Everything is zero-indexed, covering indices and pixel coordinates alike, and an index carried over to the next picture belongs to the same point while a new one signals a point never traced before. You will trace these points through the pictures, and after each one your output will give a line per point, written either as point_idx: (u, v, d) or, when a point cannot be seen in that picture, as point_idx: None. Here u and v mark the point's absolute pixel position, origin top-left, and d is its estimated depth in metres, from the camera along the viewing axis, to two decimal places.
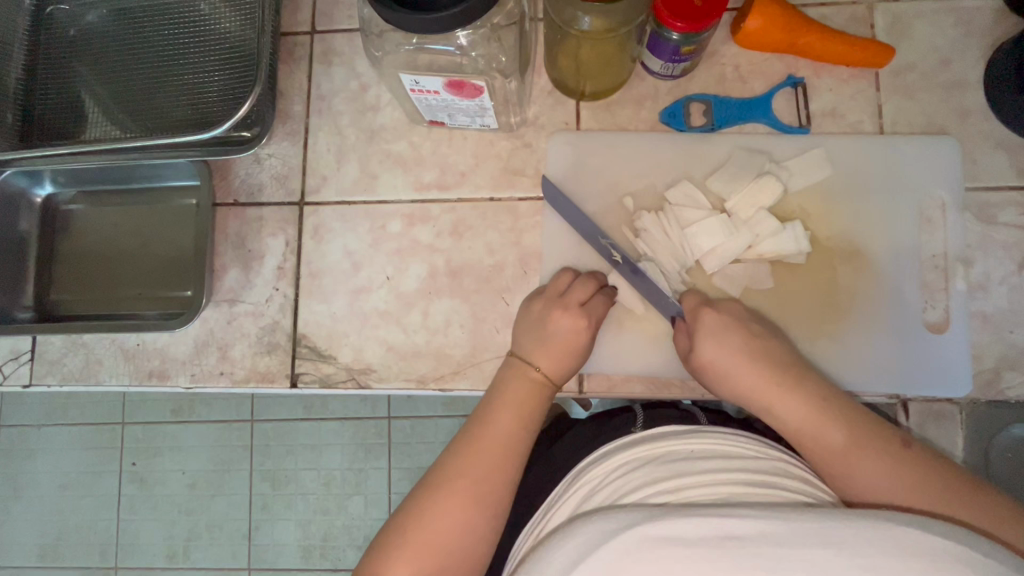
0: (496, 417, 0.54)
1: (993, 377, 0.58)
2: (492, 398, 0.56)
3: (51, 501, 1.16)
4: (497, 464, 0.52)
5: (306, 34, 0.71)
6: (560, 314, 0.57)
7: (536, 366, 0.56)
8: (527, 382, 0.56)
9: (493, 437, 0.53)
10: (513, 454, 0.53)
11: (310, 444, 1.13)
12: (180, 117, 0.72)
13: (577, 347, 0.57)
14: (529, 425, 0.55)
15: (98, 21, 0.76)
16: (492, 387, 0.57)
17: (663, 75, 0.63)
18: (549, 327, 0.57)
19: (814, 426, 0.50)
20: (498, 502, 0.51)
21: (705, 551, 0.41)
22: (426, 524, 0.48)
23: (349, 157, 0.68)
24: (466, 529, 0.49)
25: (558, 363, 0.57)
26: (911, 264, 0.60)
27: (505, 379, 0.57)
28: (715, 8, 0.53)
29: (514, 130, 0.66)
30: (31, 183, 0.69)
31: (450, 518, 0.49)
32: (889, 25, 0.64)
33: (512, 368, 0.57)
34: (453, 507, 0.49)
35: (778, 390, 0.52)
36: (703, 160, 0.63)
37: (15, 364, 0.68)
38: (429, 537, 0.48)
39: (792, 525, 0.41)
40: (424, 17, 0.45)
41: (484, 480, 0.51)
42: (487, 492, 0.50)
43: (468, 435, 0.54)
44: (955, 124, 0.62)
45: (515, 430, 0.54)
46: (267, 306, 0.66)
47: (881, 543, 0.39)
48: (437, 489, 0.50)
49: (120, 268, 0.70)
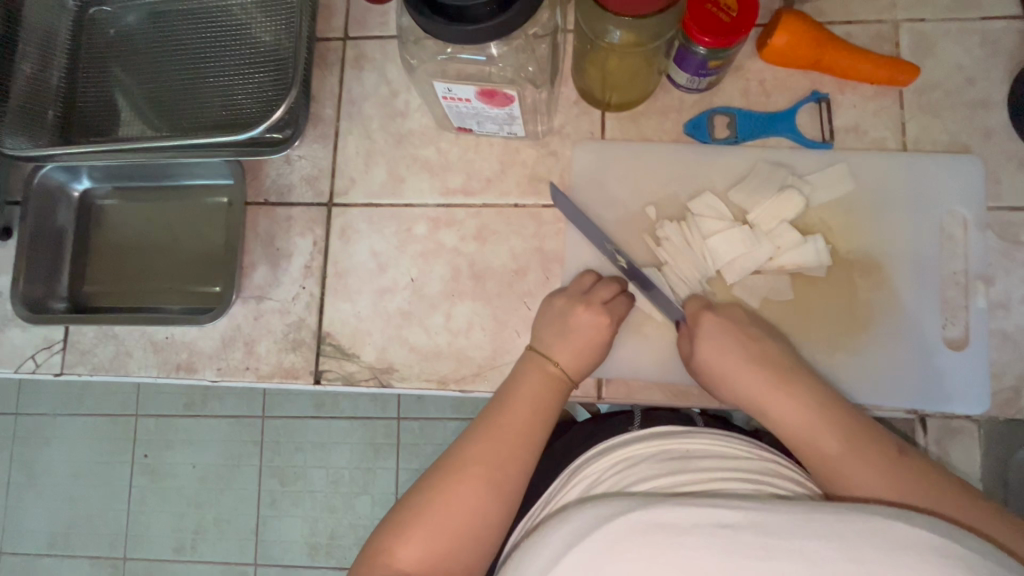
0: (514, 408, 0.55)
1: (1013, 396, 0.59)
2: (511, 389, 0.56)
3: (64, 490, 1.18)
4: (510, 454, 0.52)
5: (339, 40, 0.73)
6: (582, 311, 0.58)
7: (555, 361, 0.57)
8: (546, 377, 0.57)
9: (508, 427, 0.54)
10: (527, 445, 0.53)
11: (320, 441, 1.14)
12: (212, 118, 0.74)
13: (597, 344, 0.58)
14: (547, 419, 0.55)
15: (138, 23, 0.78)
16: (508, 380, 0.58)
17: (688, 88, 0.65)
18: (571, 322, 0.58)
19: (807, 428, 0.49)
20: (508, 491, 0.51)
21: (698, 538, 0.42)
22: (434, 509, 0.49)
23: (377, 160, 0.70)
24: (474, 517, 0.49)
25: (577, 360, 0.58)
26: (930, 278, 0.60)
27: (522, 372, 0.57)
28: (742, 25, 0.55)
29: (540, 138, 0.68)
30: (70, 178, 0.72)
31: (458, 505, 0.49)
32: (914, 44, 0.65)
33: (528, 361, 0.58)
34: (462, 494, 0.50)
35: (768, 400, 0.52)
36: (726, 172, 0.64)
37: (48, 353, 0.70)
38: (437, 523, 0.49)
39: (783, 517, 0.42)
40: (460, 28, 0.47)
41: (495, 467, 0.51)
42: (498, 480, 0.51)
43: (482, 424, 0.54)
44: (979, 143, 0.63)
45: (531, 422, 0.54)
46: (294, 304, 0.68)
47: (876, 539, 0.39)
48: (446, 476, 0.51)
49: (152, 262, 0.72)
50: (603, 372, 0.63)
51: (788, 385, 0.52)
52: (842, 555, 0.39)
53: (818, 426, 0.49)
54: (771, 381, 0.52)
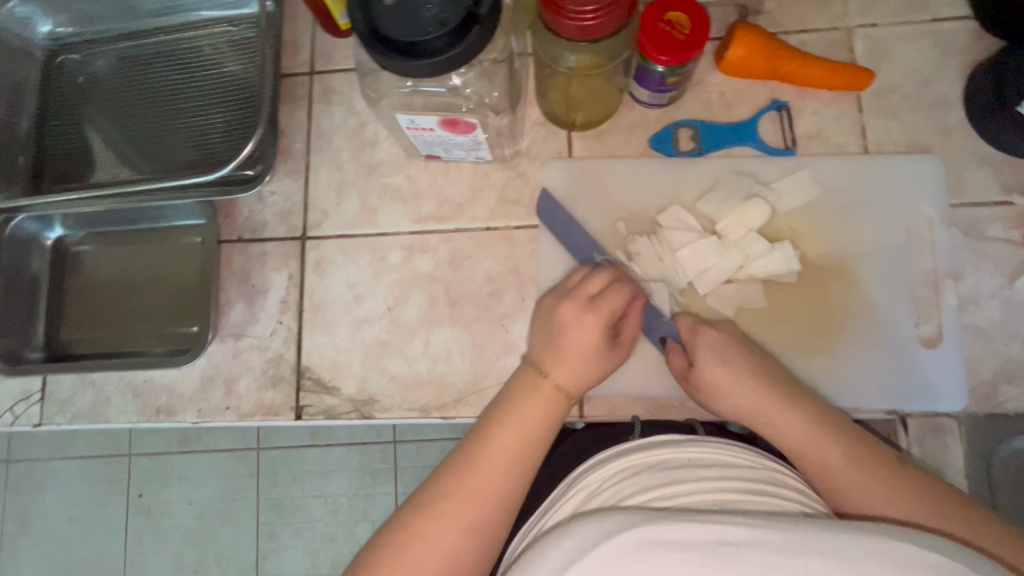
0: (501, 432, 0.53)
1: (991, 391, 0.59)
2: (501, 411, 0.54)
3: (59, 536, 1.16)
4: (494, 481, 0.50)
5: (306, 75, 0.74)
6: (571, 312, 0.56)
7: (550, 369, 0.55)
8: (538, 397, 0.54)
9: (495, 452, 0.52)
10: (520, 460, 0.52)
11: (317, 471, 1.13)
12: (183, 157, 0.75)
13: (591, 347, 0.56)
14: (541, 429, 0.53)
15: (107, 68, 0.79)
16: (501, 398, 0.56)
17: (651, 104, 0.66)
18: (561, 326, 0.56)
19: (807, 444, 0.50)
20: (490, 521, 0.50)
21: (702, 559, 0.42)
22: (413, 543, 0.48)
23: (349, 192, 0.70)
24: (455, 548, 0.48)
25: (575, 374, 0.55)
26: (902, 277, 0.61)
27: (516, 382, 0.56)
28: (696, 42, 0.55)
29: (509, 161, 0.68)
30: (42, 227, 0.72)
31: (450, 524, 0.49)
32: (868, 49, 0.66)
33: (524, 378, 0.56)
34: (442, 527, 0.48)
35: (778, 405, 0.52)
36: (694, 184, 0.65)
37: (26, 404, 0.69)
38: (417, 559, 0.47)
39: (788, 534, 0.42)
40: (393, 59, 0.47)
41: (477, 496, 0.50)
42: (479, 511, 0.49)
43: (467, 451, 0.52)
44: (938, 142, 0.64)
45: (519, 447, 0.52)
46: (272, 339, 0.68)
47: (880, 556, 0.39)
48: (439, 493, 0.50)
49: (128, 306, 0.71)
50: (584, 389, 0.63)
51: (797, 400, 0.52)
52: (848, 573, 0.39)
53: (819, 434, 0.50)
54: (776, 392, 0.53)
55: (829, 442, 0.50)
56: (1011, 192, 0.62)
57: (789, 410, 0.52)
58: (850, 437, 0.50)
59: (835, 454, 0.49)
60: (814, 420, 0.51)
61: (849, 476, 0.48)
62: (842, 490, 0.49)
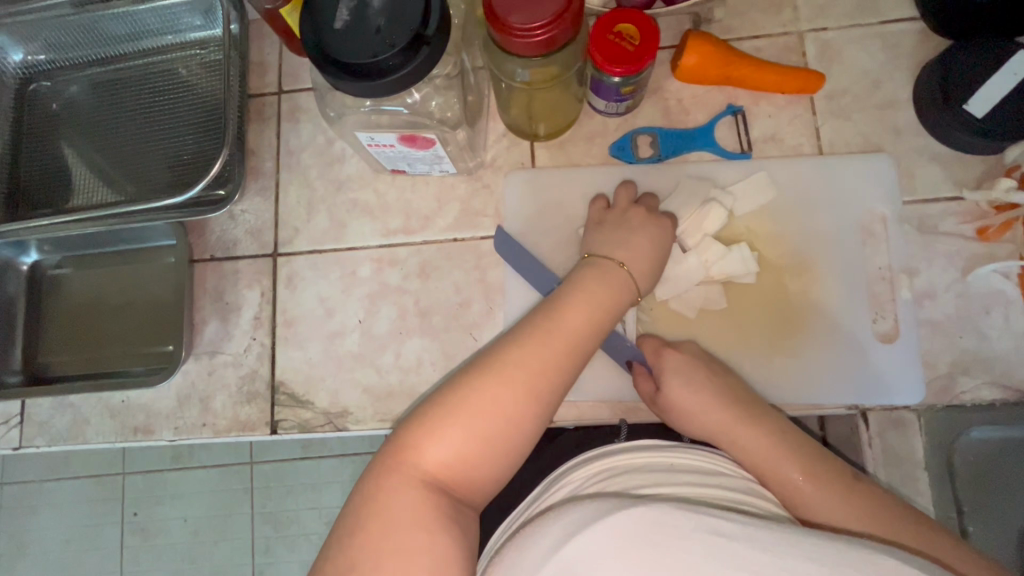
0: (572, 308, 0.51)
1: (948, 382, 0.60)
2: (572, 288, 0.53)
3: (55, 557, 1.17)
4: (558, 359, 0.48)
5: (274, 95, 0.75)
6: (641, 217, 0.59)
7: (622, 263, 0.56)
8: (609, 279, 0.54)
9: (564, 328, 0.50)
10: (579, 353, 0.50)
11: (310, 483, 1.14)
12: (157, 179, 0.76)
13: (660, 249, 0.58)
14: (603, 322, 0.52)
15: (80, 94, 0.80)
16: (568, 283, 0.54)
17: (609, 113, 0.67)
18: (633, 229, 0.58)
19: (770, 459, 0.51)
20: (549, 400, 0.48)
21: (699, 546, 0.41)
22: (466, 398, 0.46)
23: (319, 208, 0.72)
24: (508, 421, 0.46)
25: (641, 265, 0.57)
26: (857, 276, 0.62)
27: (585, 274, 0.55)
28: (646, 52, 0.57)
29: (473, 173, 0.70)
30: (17, 252, 0.73)
31: (492, 405, 0.45)
32: (819, 52, 0.68)
33: (603, 265, 0.55)
34: (502, 390, 0.46)
35: (739, 425, 0.53)
36: (654, 190, 0.66)
37: (6, 428, 0.70)
38: (468, 414, 0.45)
39: (775, 533, 0.41)
40: (331, 77, 0.49)
41: (541, 371, 0.47)
42: (537, 389, 0.47)
43: (534, 322, 0.50)
44: (890, 141, 0.65)
45: (586, 329, 0.51)
46: (246, 355, 0.69)
47: (861, 564, 0.39)
48: (484, 372, 0.47)
49: (105, 327, 0.73)
50: None
51: (757, 421, 0.53)
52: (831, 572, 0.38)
53: (779, 453, 0.51)
54: (735, 414, 0.54)
55: (787, 462, 0.50)
56: (962, 187, 0.63)
57: (751, 431, 0.52)
58: (809, 456, 0.50)
59: (797, 472, 0.49)
60: (776, 441, 0.51)
61: (813, 496, 0.48)
62: (806, 503, 0.48)
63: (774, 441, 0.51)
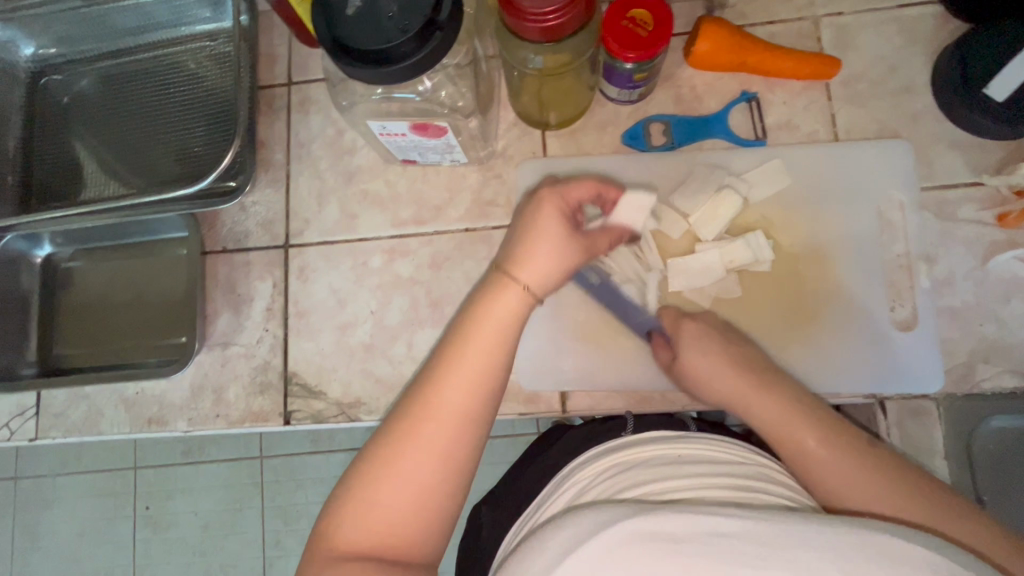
0: (460, 344, 0.45)
1: (967, 371, 0.59)
2: (458, 325, 0.47)
3: (68, 550, 1.18)
4: (462, 405, 0.43)
5: (283, 86, 0.75)
6: (539, 212, 0.50)
7: (509, 275, 0.47)
8: (503, 297, 0.47)
9: (458, 372, 0.44)
10: (477, 385, 0.44)
11: (319, 477, 1.14)
12: (168, 172, 0.76)
13: (562, 249, 0.49)
14: (506, 344, 0.46)
15: (90, 88, 0.80)
16: (462, 313, 0.48)
17: (622, 101, 0.66)
18: (529, 230, 0.49)
19: (785, 426, 0.49)
20: (457, 439, 0.43)
21: (697, 546, 0.40)
22: (376, 472, 0.42)
23: (330, 199, 0.71)
24: (424, 484, 0.42)
25: (541, 273, 0.48)
26: (872, 263, 0.61)
27: (474, 299, 0.48)
28: (659, 37, 0.56)
29: (484, 163, 0.69)
30: (30, 245, 0.73)
31: (397, 468, 0.42)
32: (835, 38, 0.67)
33: (486, 283, 0.48)
34: (408, 455, 0.42)
35: (756, 390, 0.51)
36: (667, 179, 0.65)
37: (21, 419, 0.70)
38: (378, 491, 0.42)
39: (776, 526, 0.40)
40: (346, 66, 0.48)
41: (445, 424, 0.43)
42: (440, 433, 0.42)
43: (429, 370, 0.45)
44: (907, 127, 0.64)
45: (485, 365, 0.44)
46: (258, 347, 0.69)
47: (864, 547, 0.38)
48: (383, 439, 0.43)
49: (118, 319, 0.73)
50: (566, 385, 0.63)
51: (774, 387, 0.51)
52: (832, 563, 0.38)
53: (797, 421, 0.48)
54: (751, 382, 0.52)
55: (803, 430, 0.48)
56: (981, 173, 0.62)
57: (766, 395, 0.51)
58: (827, 422, 0.48)
59: (813, 441, 0.47)
60: (794, 405, 0.49)
61: (829, 464, 0.46)
62: (823, 473, 0.46)
63: (790, 407, 0.49)
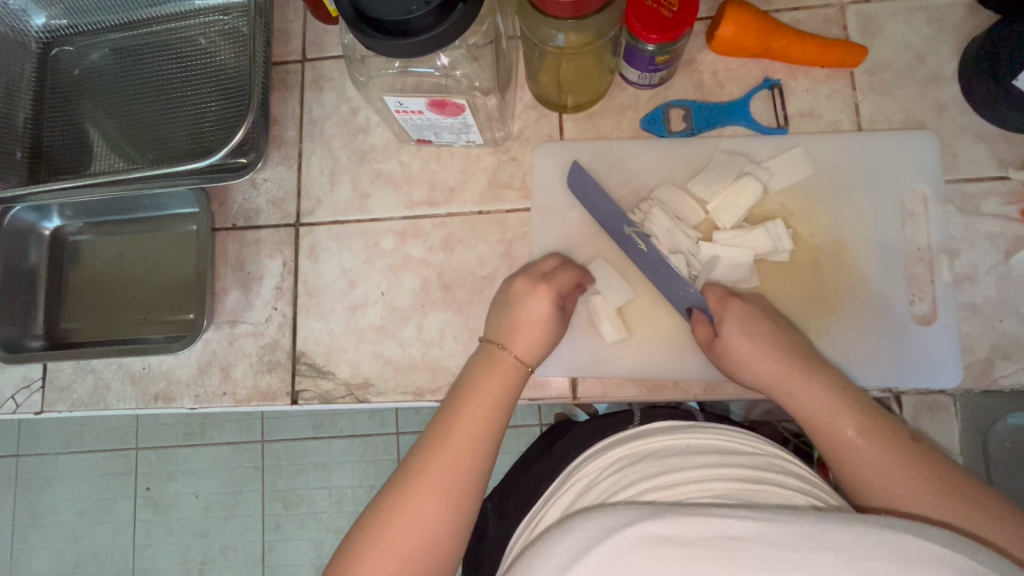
0: (465, 406, 0.51)
1: (986, 367, 0.58)
2: (463, 389, 0.52)
3: (69, 529, 1.18)
4: (462, 462, 0.48)
5: (297, 63, 0.74)
6: (536, 295, 0.57)
7: (507, 349, 0.54)
8: (497, 369, 0.53)
9: (457, 433, 0.49)
10: (481, 445, 0.49)
11: (321, 463, 1.14)
12: (178, 147, 0.75)
13: (550, 328, 0.56)
14: (504, 408, 0.52)
15: (102, 60, 0.79)
16: (460, 381, 0.53)
17: (642, 85, 0.65)
18: (525, 308, 0.56)
19: (826, 415, 0.49)
20: (467, 494, 0.47)
21: (709, 550, 0.39)
22: (389, 524, 0.45)
23: (342, 178, 0.71)
24: (431, 537, 0.45)
25: (527, 345, 0.55)
26: (892, 256, 0.60)
27: (475, 366, 0.54)
28: (685, 18, 0.55)
29: (500, 145, 0.68)
30: (39, 217, 0.72)
31: (410, 523, 0.45)
32: (862, 25, 0.65)
33: (484, 355, 0.55)
34: (418, 508, 0.45)
35: (800, 377, 0.52)
36: (686, 165, 0.65)
37: (27, 392, 0.70)
38: (389, 541, 0.44)
39: (792, 528, 0.39)
40: (365, 36, 0.47)
41: (450, 478, 0.47)
42: (452, 489, 0.47)
43: (430, 433, 0.50)
44: (932, 119, 0.63)
45: (481, 427, 0.50)
46: (267, 325, 0.68)
47: (879, 548, 0.37)
48: (398, 491, 0.46)
49: (126, 294, 0.72)
50: (578, 371, 0.63)
51: (814, 374, 0.52)
52: (849, 565, 0.37)
53: (838, 408, 0.49)
54: (793, 367, 0.52)
55: (845, 418, 0.49)
56: (1007, 167, 0.61)
57: (810, 382, 0.51)
58: (868, 414, 0.48)
59: (851, 429, 0.48)
60: (839, 394, 0.50)
61: (868, 454, 0.47)
62: (862, 461, 0.47)
63: (833, 397, 0.50)
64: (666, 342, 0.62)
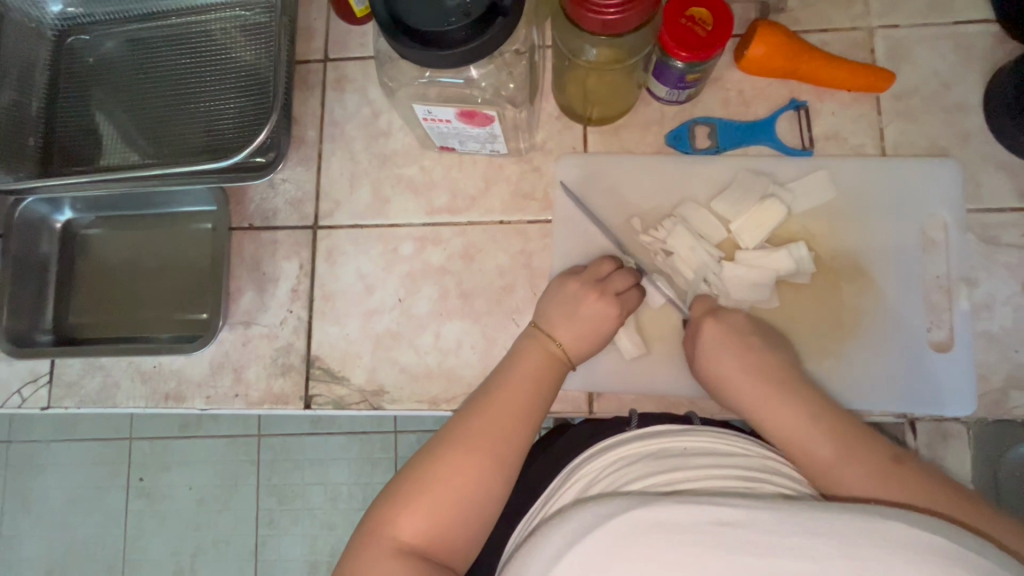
0: (515, 381, 0.54)
1: (1000, 397, 0.59)
2: (514, 365, 0.55)
3: (59, 517, 1.16)
4: (511, 429, 0.51)
5: (319, 62, 0.73)
6: (593, 299, 0.58)
7: (556, 340, 0.57)
8: (548, 354, 0.56)
9: (505, 400, 0.52)
10: (529, 418, 0.52)
11: (317, 459, 1.14)
12: (194, 142, 0.74)
13: (601, 332, 0.57)
14: (548, 394, 0.54)
15: (118, 50, 0.78)
16: (510, 357, 0.56)
17: (669, 101, 0.65)
18: (579, 306, 0.57)
19: (788, 423, 0.49)
20: (513, 464, 0.50)
21: (703, 537, 0.39)
22: (438, 474, 0.48)
23: (362, 181, 0.70)
24: (476, 493, 0.48)
25: (578, 343, 0.57)
26: (912, 279, 0.61)
27: (525, 348, 0.56)
28: (718, 39, 0.55)
29: (524, 155, 0.68)
30: (51, 209, 0.71)
31: (459, 476, 0.48)
32: (889, 51, 0.65)
33: (528, 336, 0.58)
34: (467, 464, 0.48)
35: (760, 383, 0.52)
36: (709, 182, 0.65)
37: (34, 387, 0.69)
38: (438, 488, 0.47)
39: (780, 515, 0.39)
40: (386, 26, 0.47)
41: (499, 443, 0.50)
42: (499, 455, 0.49)
43: (480, 398, 0.53)
44: (956, 147, 0.63)
45: (529, 401, 0.53)
46: (281, 328, 0.67)
47: (869, 534, 0.37)
48: (449, 446, 0.49)
49: (137, 291, 0.71)
50: (595, 386, 0.63)
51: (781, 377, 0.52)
52: (842, 552, 0.37)
53: (797, 413, 0.49)
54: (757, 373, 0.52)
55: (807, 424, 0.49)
56: None
57: (769, 393, 0.51)
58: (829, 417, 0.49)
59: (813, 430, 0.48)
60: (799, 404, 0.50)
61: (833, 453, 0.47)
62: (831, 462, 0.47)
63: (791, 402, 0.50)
64: (683, 360, 0.62)
